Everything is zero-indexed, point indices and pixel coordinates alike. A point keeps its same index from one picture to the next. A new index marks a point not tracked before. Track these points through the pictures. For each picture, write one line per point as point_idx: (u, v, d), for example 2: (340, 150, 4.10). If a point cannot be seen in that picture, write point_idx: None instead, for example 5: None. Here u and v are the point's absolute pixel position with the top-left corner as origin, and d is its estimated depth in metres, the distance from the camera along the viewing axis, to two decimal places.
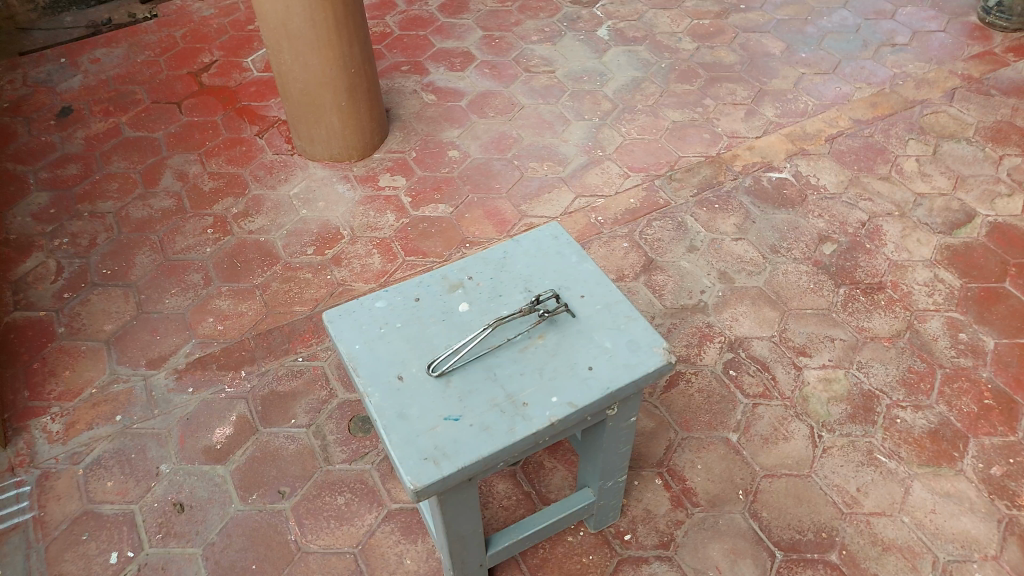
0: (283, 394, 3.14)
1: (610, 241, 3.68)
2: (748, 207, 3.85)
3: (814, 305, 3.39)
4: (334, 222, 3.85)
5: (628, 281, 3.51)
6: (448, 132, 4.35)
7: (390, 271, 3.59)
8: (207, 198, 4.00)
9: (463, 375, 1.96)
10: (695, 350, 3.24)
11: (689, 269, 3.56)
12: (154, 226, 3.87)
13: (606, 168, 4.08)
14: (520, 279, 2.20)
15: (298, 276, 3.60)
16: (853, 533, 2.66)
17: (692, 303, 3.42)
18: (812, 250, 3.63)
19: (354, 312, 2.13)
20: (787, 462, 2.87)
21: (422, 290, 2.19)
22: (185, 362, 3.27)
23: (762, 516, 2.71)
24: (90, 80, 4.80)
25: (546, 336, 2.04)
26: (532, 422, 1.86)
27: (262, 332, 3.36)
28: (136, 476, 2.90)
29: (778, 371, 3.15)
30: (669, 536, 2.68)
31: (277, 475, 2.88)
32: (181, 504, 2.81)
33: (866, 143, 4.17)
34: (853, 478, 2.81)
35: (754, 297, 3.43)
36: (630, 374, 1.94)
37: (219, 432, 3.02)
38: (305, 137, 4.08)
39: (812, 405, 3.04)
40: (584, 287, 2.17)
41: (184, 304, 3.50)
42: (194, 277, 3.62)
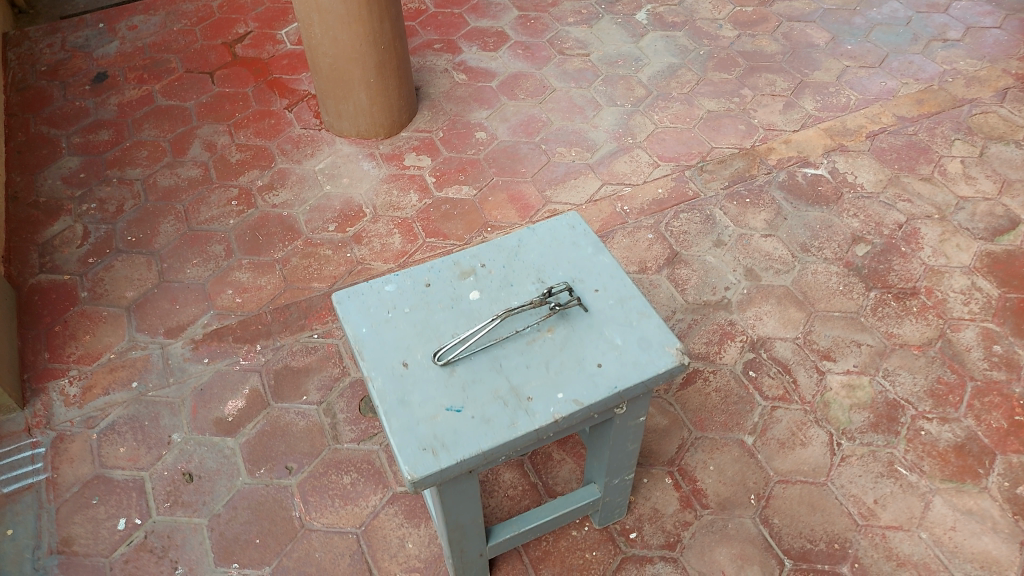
0: (296, 369, 3.14)
1: (635, 232, 3.60)
2: (780, 203, 3.73)
3: (842, 308, 3.28)
4: (357, 200, 3.83)
5: (650, 274, 3.43)
6: (476, 113, 4.29)
7: (409, 252, 3.56)
8: (233, 170, 4.01)
9: (468, 365, 1.92)
10: (714, 348, 3.16)
11: (714, 264, 3.47)
12: (179, 195, 3.88)
13: (635, 156, 3.98)
14: (533, 269, 2.15)
15: (318, 252, 3.59)
16: (867, 546, 2.58)
17: (715, 300, 3.33)
18: (844, 251, 3.51)
19: (362, 294, 2.10)
20: (803, 468, 2.78)
21: (433, 275, 2.14)
22: (202, 332, 3.28)
23: (773, 522, 2.65)
24: (127, 47, 4.82)
25: (556, 329, 1.99)
26: (535, 417, 1.82)
27: (279, 306, 3.36)
28: (148, 443, 2.93)
29: (800, 374, 3.06)
30: (676, 537, 2.62)
31: (285, 451, 2.89)
32: (190, 474, 2.84)
33: (909, 141, 4.01)
34: (871, 489, 2.72)
35: (780, 296, 3.33)
36: (640, 373, 1.90)
37: (231, 404, 3.04)
38: (333, 112, 4.06)
39: (833, 411, 2.94)
40: (599, 280, 2.11)
41: (205, 275, 3.52)
42: (216, 248, 3.63)
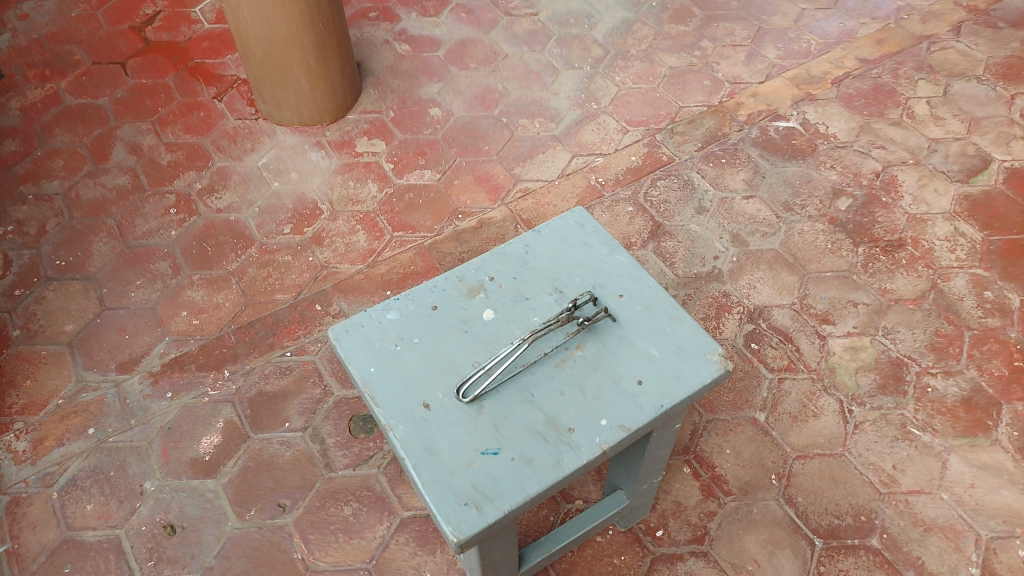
0: (273, 395, 2.87)
1: (614, 206, 3.42)
2: (756, 160, 3.61)
3: (833, 267, 3.20)
4: (311, 196, 3.51)
5: (636, 249, 3.26)
6: (427, 87, 3.98)
7: (377, 250, 3.29)
8: (166, 174, 3.62)
9: (495, 398, 1.72)
10: (713, 322, 3.03)
11: (699, 232, 3.33)
12: (109, 208, 3.49)
13: (602, 123, 3.79)
14: (546, 278, 1.95)
15: (277, 259, 3.29)
16: (893, 514, 2.55)
17: (706, 271, 3.19)
18: (827, 207, 3.42)
19: (362, 327, 1.87)
20: (819, 441, 2.72)
21: (437, 296, 1.92)
22: (160, 363, 2.97)
23: (798, 501, 2.57)
24: (20, 40, 4.27)
25: (585, 345, 1.80)
26: (581, 451, 1.64)
27: (242, 325, 3.07)
28: (118, 496, 2.64)
29: (802, 341, 2.97)
30: (703, 530, 2.52)
31: (275, 487, 2.65)
32: (172, 526, 2.57)
33: (875, 84, 3.93)
34: (888, 455, 2.68)
35: (771, 261, 3.22)
36: (684, 387, 1.74)
37: (206, 441, 2.76)
38: (271, 100, 3.70)
39: (840, 377, 2.88)
40: (620, 284, 1.93)
41: (153, 298, 3.18)
42: (160, 265, 3.28)
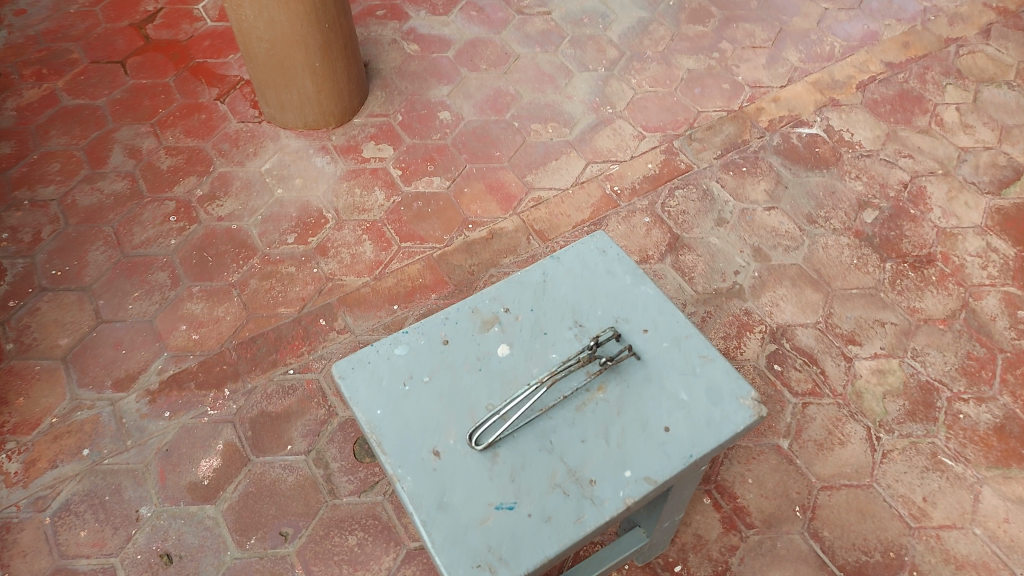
0: (275, 415, 2.75)
1: (630, 217, 3.28)
2: (778, 170, 3.46)
3: (859, 284, 3.07)
4: (315, 203, 3.38)
5: (653, 263, 3.13)
6: (436, 89, 3.85)
7: (384, 261, 3.17)
8: (165, 180, 3.50)
9: (512, 445, 1.60)
10: (734, 342, 2.90)
11: (719, 246, 3.20)
12: (106, 215, 3.36)
13: (617, 128, 3.65)
14: (566, 310, 1.82)
15: (279, 270, 3.16)
16: (923, 551, 2.43)
17: (726, 287, 3.06)
18: (852, 220, 3.29)
19: (369, 363, 1.74)
20: (846, 470, 2.59)
21: (449, 328, 1.79)
22: (158, 381, 2.85)
23: (824, 536, 2.45)
24: (16, 37, 4.14)
25: (608, 386, 1.68)
26: (604, 506, 1.53)
27: (243, 340, 2.95)
28: (113, 522, 2.53)
29: (828, 363, 2.84)
30: (724, 565, 2.41)
31: (277, 514, 2.54)
32: (169, 554, 2.46)
33: (900, 90, 3.78)
34: (918, 486, 2.56)
35: (794, 277, 3.09)
36: (715, 436, 1.62)
37: (205, 465, 2.65)
38: (275, 103, 3.57)
39: (867, 402, 2.75)
40: (646, 317, 1.80)
41: (151, 310, 3.06)
42: (159, 276, 3.17)
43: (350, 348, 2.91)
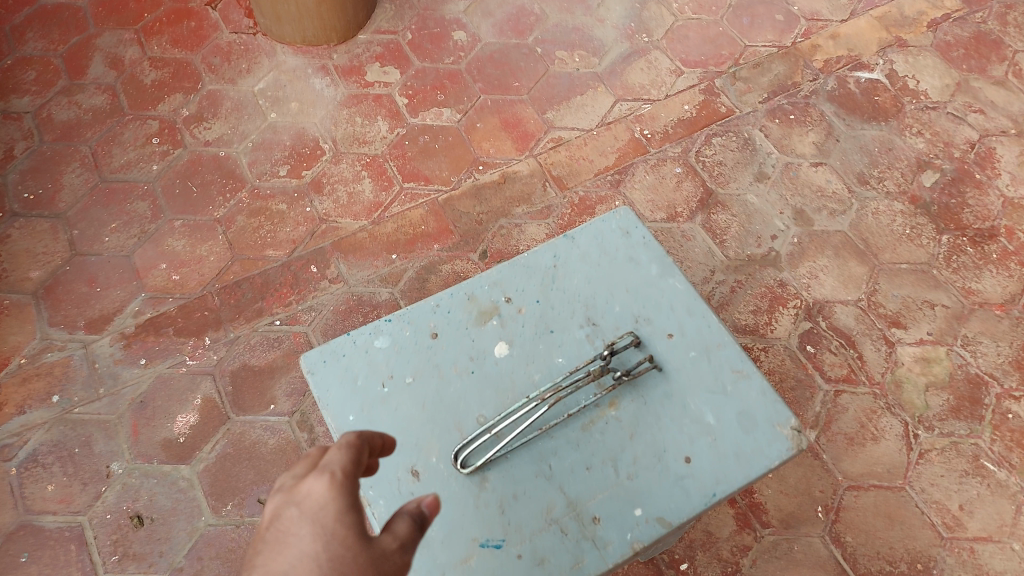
0: (258, 370, 2.54)
1: (659, 166, 2.94)
2: (831, 119, 3.07)
3: (910, 258, 2.75)
4: (312, 132, 3.06)
5: (682, 222, 2.82)
6: (452, 5, 3.43)
7: (384, 203, 2.87)
8: (149, 96, 3.17)
9: (504, 469, 1.38)
10: (765, 318, 2.62)
11: (757, 205, 2.86)
12: (83, 132, 3.07)
13: (653, 61, 3.25)
14: (578, 304, 1.57)
15: (270, 207, 2.87)
16: (953, 564, 2.23)
17: (761, 254, 2.75)
18: (908, 182, 2.93)
19: (343, 357, 1.51)
20: (877, 470, 2.36)
21: (440, 319, 1.55)
22: (134, 324, 2.63)
23: (846, 541, 2.26)
24: None
25: (621, 404, 1.45)
26: (607, 551, 1.31)
27: (227, 284, 2.71)
28: (82, 478, 2.37)
29: (867, 348, 2.56)
30: (734, 567, 2.22)
31: (256, 480, 2.37)
32: (140, 516, 2.31)
33: (977, 32, 3.33)
34: (955, 493, 2.33)
35: (838, 246, 2.77)
36: (744, 471, 1.40)
37: (181, 421, 2.46)
38: (271, 14, 3.17)
39: (907, 394, 2.49)
40: (671, 319, 1.56)
41: (128, 245, 2.81)
42: (139, 206, 2.90)
43: (342, 300, 2.66)
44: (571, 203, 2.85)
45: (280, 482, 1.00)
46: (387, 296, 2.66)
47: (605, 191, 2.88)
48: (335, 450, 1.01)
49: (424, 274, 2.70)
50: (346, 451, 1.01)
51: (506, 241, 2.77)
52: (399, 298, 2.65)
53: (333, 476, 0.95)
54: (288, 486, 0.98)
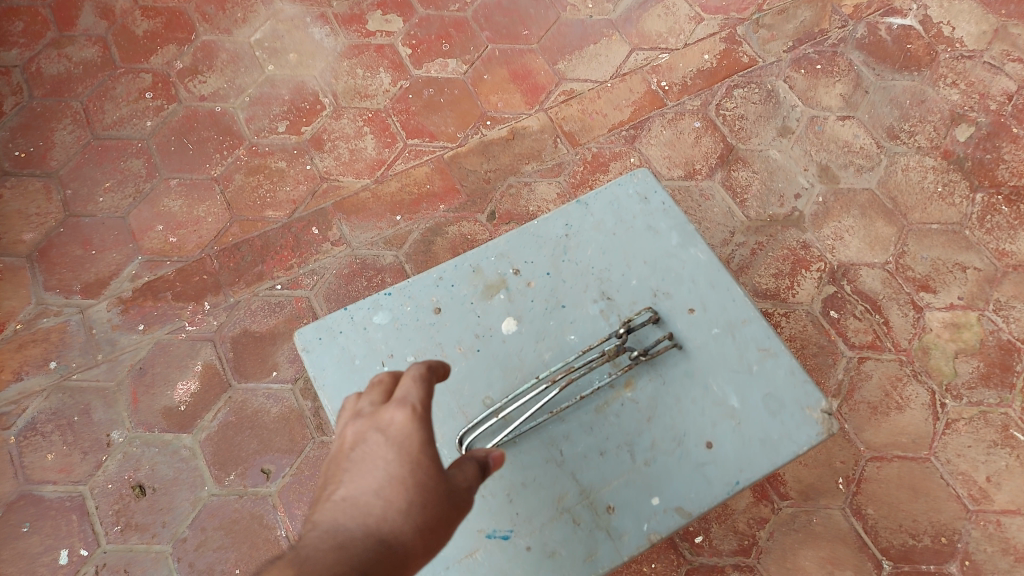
0: (259, 336, 2.46)
1: (677, 120, 2.79)
2: (860, 69, 2.90)
3: (941, 218, 2.60)
4: (311, 85, 2.91)
5: (701, 180, 2.68)
6: None
7: (387, 160, 2.74)
8: (142, 48, 3.02)
9: (513, 455, 1.35)
10: (786, 281, 2.50)
11: (780, 161, 2.72)
12: (74, 87, 2.93)
13: (671, 7, 3.05)
14: (591, 278, 1.52)
15: (269, 165, 2.75)
16: (979, 537, 2.15)
17: (783, 214, 2.62)
18: (940, 137, 2.76)
19: (340, 335, 1.47)
20: (901, 440, 2.27)
21: (443, 294, 1.50)
22: (132, 289, 2.55)
23: (868, 513, 2.18)
24: None
25: (637, 384, 1.39)
26: (622, 542, 1.28)
27: (226, 247, 2.60)
28: (82, 447, 2.32)
29: (893, 313, 2.45)
30: (751, 540, 2.16)
31: (259, 449, 2.30)
32: (142, 486, 2.26)
33: None
34: (983, 464, 2.24)
35: (865, 205, 2.63)
36: (770, 457, 1.34)
37: (182, 388, 2.39)
38: None
39: (935, 361, 2.38)
40: (692, 293, 1.49)
41: (124, 206, 2.71)
42: (133, 164, 2.79)
43: (345, 263, 2.55)
44: (584, 159, 2.71)
45: (357, 404, 1.13)
46: (391, 259, 2.56)
47: (620, 147, 2.74)
48: (407, 379, 1.12)
49: (429, 236, 2.59)
50: (419, 382, 1.12)
51: (515, 201, 2.64)
52: (404, 261, 2.55)
53: (411, 406, 1.08)
54: (369, 409, 1.11)
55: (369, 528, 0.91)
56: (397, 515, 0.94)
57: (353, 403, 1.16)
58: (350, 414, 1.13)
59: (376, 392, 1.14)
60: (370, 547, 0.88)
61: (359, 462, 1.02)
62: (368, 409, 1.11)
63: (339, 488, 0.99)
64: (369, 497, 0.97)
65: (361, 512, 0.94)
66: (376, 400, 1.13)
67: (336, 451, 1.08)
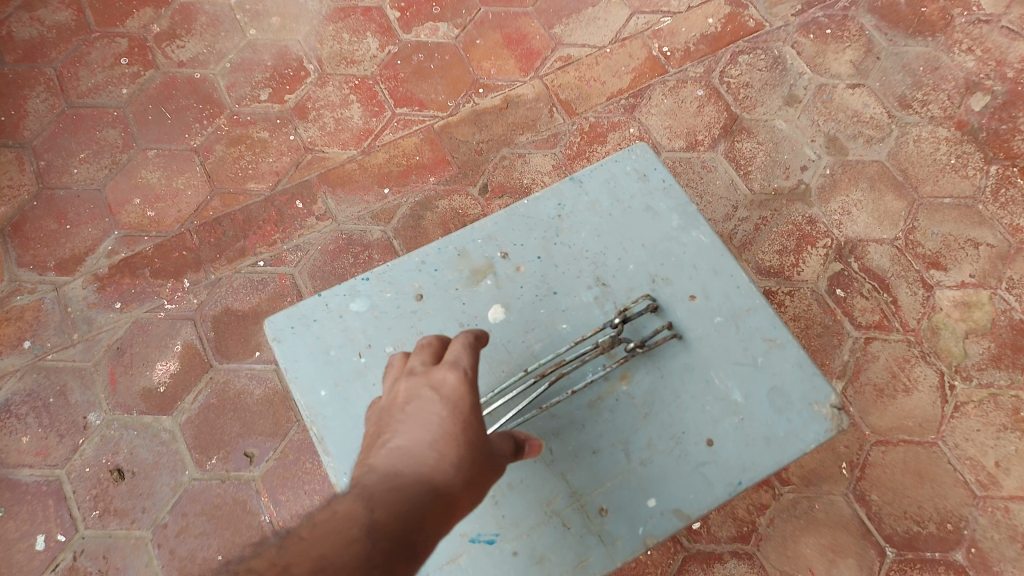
0: (241, 315, 2.36)
1: (679, 88, 2.66)
2: (871, 34, 2.75)
3: (953, 191, 2.48)
4: (295, 51, 2.77)
5: (703, 151, 2.56)
6: None
7: (375, 131, 2.62)
8: (117, 10, 2.87)
9: None
10: (790, 259, 2.40)
11: (786, 131, 2.59)
12: (47, 52, 2.79)
13: None
14: (585, 263, 1.48)
15: (251, 135, 2.63)
16: (986, 525, 2.08)
17: (789, 187, 2.51)
18: (954, 106, 2.62)
19: (314, 323, 1.45)
20: (908, 424, 2.19)
21: (426, 280, 1.48)
22: (108, 265, 2.44)
23: (871, 500, 2.11)
24: None
25: (633, 377, 1.37)
26: (616, 546, 1.28)
27: (206, 221, 2.49)
28: (59, 429, 2.24)
29: (901, 291, 2.35)
30: (750, 526, 2.09)
31: (241, 432, 2.22)
32: (120, 470, 2.19)
33: None
34: (992, 449, 2.16)
35: (874, 177, 2.51)
36: (775, 456, 1.32)
37: (161, 368, 2.30)
38: None
39: (944, 341, 2.29)
40: (694, 280, 1.44)
41: (100, 178, 2.59)
42: (109, 134, 2.66)
43: (330, 239, 2.45)
44: (581, 129, 2.59)
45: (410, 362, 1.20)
46: (379, 234, 2.45)
47: (618, 116, 2.61)
48: (458, 346, 1.18)
49: (419, 211, 2.48)
50: (469, 350, 1.18)
51: (508, 173, 2.53)
52: (392, 237, 2.44)
53: (463, 369, 1.14)
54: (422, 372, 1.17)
55: (424, 474, 0.99)
56: (450, 468, 1.01)
57: (405, 361, 1.23)
58: (401, 371, 1.20)
59: (428, 353, 1.21)
60: (423, 492, 0.96)
61: (413, 416, 1.09)
62: (422, 369, 1.18)
63: (395, 438, 1.07)
64: (425, 449, 1.04)
65: (416, 460, 1.02)
66: (429, 360, 1.20)
67: (389, 403, 1.15)
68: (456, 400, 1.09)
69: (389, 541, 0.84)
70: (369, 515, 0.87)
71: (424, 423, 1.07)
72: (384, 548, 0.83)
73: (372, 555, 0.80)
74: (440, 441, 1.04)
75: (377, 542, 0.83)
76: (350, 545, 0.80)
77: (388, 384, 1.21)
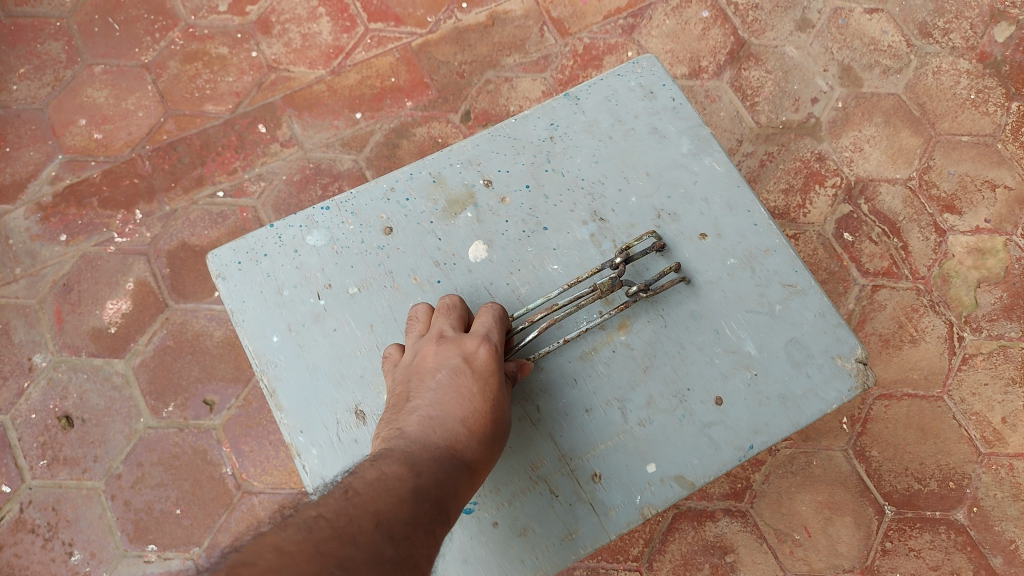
0: (199, 250, 2.16)
1: (682, 8, 2.43)
2: None
3: (973, 128, 2.30)
4: None
5: (707, 79, 2.35)
6: None
7: (346, 48, 2.37)
8: None
9: None
10: (797, 200, 2.23)
11: (796, 59, 2.38)
12: None
13: None
14: (579, 194, 1.30)
15: (208, 51, 2.37)
16: (989, 482, 1.99)
17: (798, 120, 2.31)
18: (977, 35, 2.41)
19: (264, 258, 1.30)
20: (913, 376, 2.06)
21: (396, 210, 1.31)
22: (52, 193, 2.22)
23: (871, 456, 2.00)
24: None
25: (632, 327, 1.22)
26: (609, 517, 1.15)
27: (160, 145, 2.27)
28: (3, 371, 2.06)
29: (913, 236, 2.19)
30: (745, 483, 1.98)
31: (201, 377, 2.05)
32: (69, 417, 2.02)
33: None
34: (999, 404, 2.04)
35: (889, 111, 2.32)
36: (791, 417, 1.17)
37: (111, 307, 2.11)
38: None
39: (956, 289, 2.14)
40: (704, 215, 1.27)
41: (41, 96, 2.33)
42: (51, 46, 2.38)
43: (296, 167, 2.23)
44: (573, 52, 2.36)
45: (438, 322, 1.14)
46: (350, 164, 2.24)
47: (616, 38, 2.38)
48: (487, 316, 1.14)
49: (394, 138, 2.26)
50: (500, 321, 1.14)
51: (493, 98, 2.31)
52: (364, 167, 2.24)
53: (494, 344, 1.11)
54: (453, 337, 1.12)
55: (453, 451, 0.99)
56: (477, 446, 1.02)
57: (430, 315, 1.17)
58: (426, 330, 1.15)
59: (456, 316, 1.16)
60: (454, 466, 0.98)
61: (443, 386, 1.07)
62: (451, 334, 1.13)
63: (424, 407, 1.06)
64: (455, 424, 1.03)
65: (447, 434, 1.01)
66: (457, 324, 1.15)
67: (415, 363, 1.11)
68: (488, 377, 1.07)
69: (432, 507, 0.89)
70: (415, 480, 0.91)
71: (457, 397, 1.05)
72: (428, 510, 0.89)
73: (418, 516, 0.86)
74: (470, 417, 1.03)
75: (422, 505, 0.88)
76: (401, 503, 0.87)
77: (406, 341, 1.16)
